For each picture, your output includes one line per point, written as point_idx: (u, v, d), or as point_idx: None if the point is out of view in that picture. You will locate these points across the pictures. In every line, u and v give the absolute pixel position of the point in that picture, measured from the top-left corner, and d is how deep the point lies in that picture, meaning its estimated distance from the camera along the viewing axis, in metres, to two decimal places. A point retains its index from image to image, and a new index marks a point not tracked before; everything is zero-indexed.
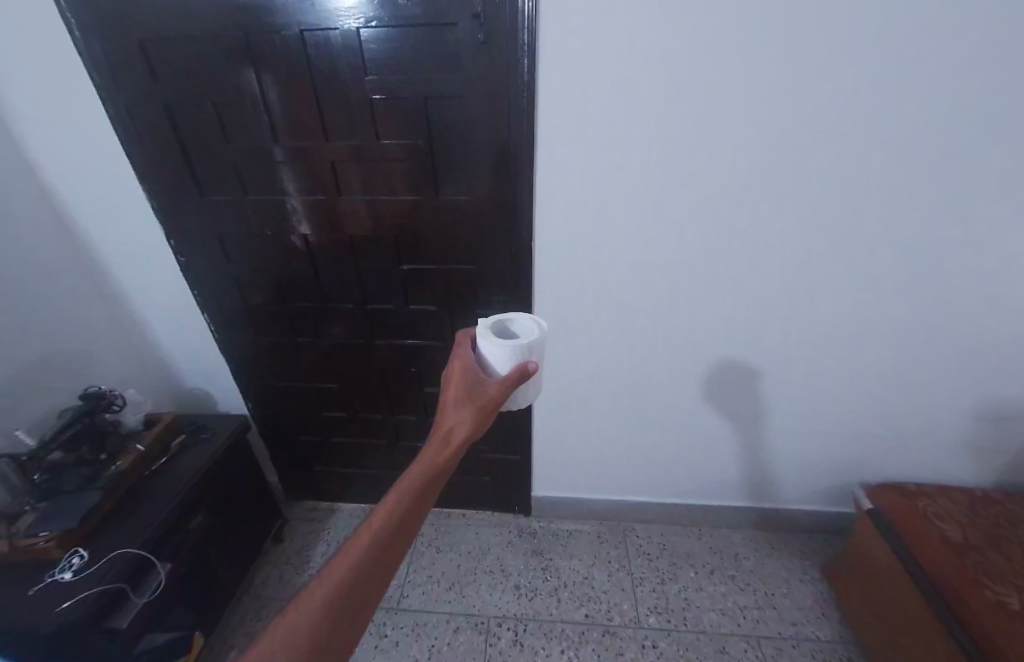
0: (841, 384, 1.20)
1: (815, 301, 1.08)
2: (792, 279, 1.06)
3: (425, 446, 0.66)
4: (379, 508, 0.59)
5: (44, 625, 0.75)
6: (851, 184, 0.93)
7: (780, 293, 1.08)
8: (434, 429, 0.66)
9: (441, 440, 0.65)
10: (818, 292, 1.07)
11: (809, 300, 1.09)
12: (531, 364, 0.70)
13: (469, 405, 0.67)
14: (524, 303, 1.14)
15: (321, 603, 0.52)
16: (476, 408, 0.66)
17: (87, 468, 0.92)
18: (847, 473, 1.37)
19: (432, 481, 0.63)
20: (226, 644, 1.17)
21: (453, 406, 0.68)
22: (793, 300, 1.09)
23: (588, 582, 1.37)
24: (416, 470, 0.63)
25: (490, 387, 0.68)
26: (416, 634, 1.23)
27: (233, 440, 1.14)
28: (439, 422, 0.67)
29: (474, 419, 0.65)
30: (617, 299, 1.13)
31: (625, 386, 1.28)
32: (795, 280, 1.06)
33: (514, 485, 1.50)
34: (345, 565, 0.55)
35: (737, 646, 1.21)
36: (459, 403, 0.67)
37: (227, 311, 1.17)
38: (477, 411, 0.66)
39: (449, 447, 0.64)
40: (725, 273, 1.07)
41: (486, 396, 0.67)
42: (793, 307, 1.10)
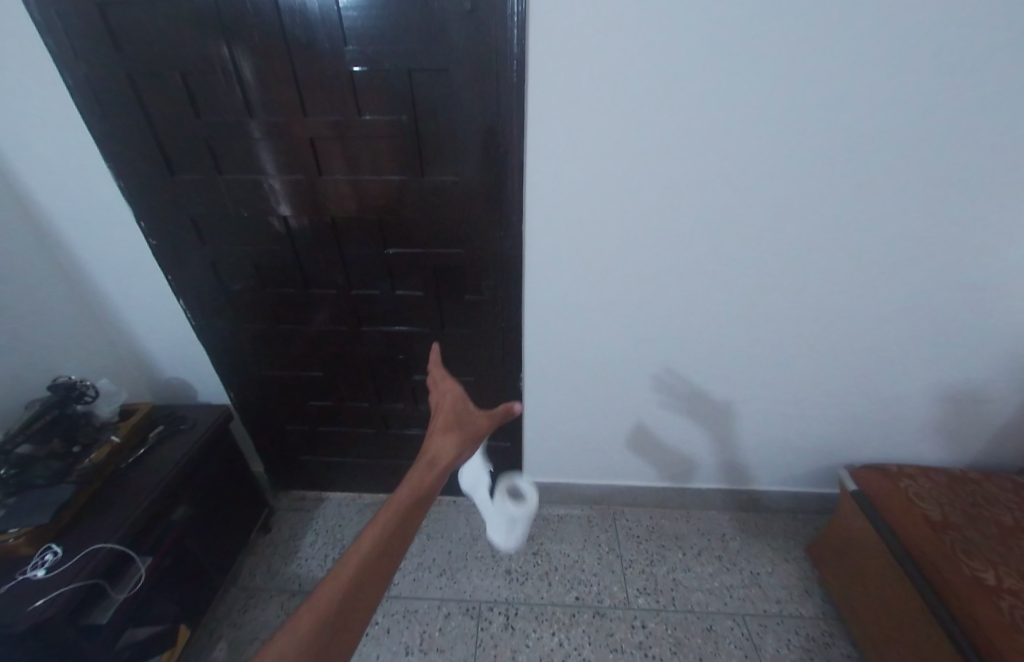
0: (835, 362, 1.14)
1: (812, 277, 1.02)
2: (787, 249, 0.98)
3: (410, 470, 0.63)
4: (366, 532, 0.56)
5: (17, 624, 0.72)
6: (852, 165, 0.88)
7: (775, 261, 1.00)
8: (421, 452, 0.64)
9: (428, 461, 0.63)
10: (816, 261, 0.99)
11: (804, 274, 1.01)
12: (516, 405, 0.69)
13: (458, 431, 0.68)
14: (512, 287, 1.07)
15: (308, 634, 0.48)
16: (465, 434, 0.67)
17: (57, 463, 0.88)
18: (831, 453, 1.32)
19: (419, 504, 0.60)
20: (214, 635, 1.17)
21: (441, 430, 0.68)
22: (788, 271, 1.01)
23: (578, 565, 1.33)
24: (405, 490, 0.60)
25: (478, 416, 0.70)
26: (407, 620, 1.20)
27: (213, 430, 1.13)
28: (426, 446, 0.66)
29: (463, 443, 0.66)
30: (604, 274, 1.05)
31: (615, 367, 1.21)
32: (786, 253, 0.99)
33: (505, 470, 1.45)
34: (333, 591, 0.51)
35: (723, 624, 1.18)
36: (448, 428, 0.68)
37: (205, 297, 1.14)
38: (466, 436, 0.67)
39: (439, 468, 0.63)
40: (719, 254, 1.00)
41: (475, 424, 0.69)
42: (784, 284, 1.03)
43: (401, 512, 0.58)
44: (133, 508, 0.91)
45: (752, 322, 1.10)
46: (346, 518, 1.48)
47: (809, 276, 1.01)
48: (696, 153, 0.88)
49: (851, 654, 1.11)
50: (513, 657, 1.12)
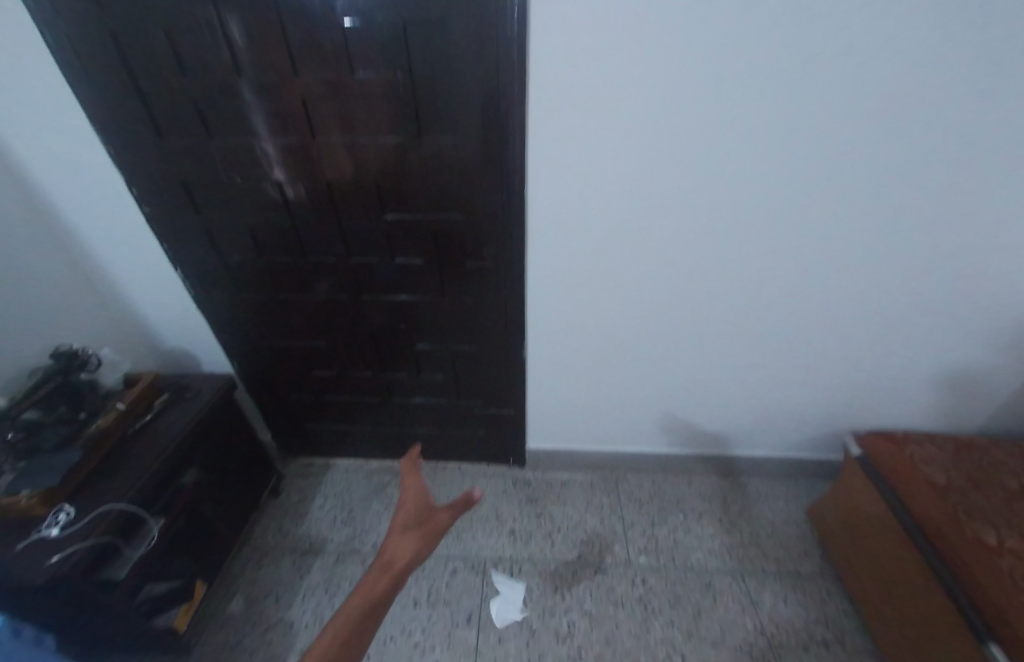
0: (846, 329, 1.11)
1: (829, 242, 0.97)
2: (804, 211, 0.93)
3: (365, 576, 0.70)
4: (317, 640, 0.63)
5: (35, 577, 0.74)
6: (885, 121, 0.81)
7: (791, 224, 0.95)
8: (377, 558, 0.71)
9: (381, 567, 0.70)
10: (836, 224, 0.94)
11: (821, 238, 0.97)
12: (474, 493, 0.74)
13: (414, 532, 0.74)
14: (515, 252, 1.03)
15: None
16: (421, 535, 0.74)
17: (65, 429, 0.88)
18: (837, 419, 1.31)
19: (370, 616, 0.67)
20: (229, 590, 1.22)
21: (399, 532, 0.74)
22: (804, 234, 0.96)
23: (581, 526, 1.36)
24: (356, 602, 0.67)
25: (436, 515, 0.76)
26: (414, 575, 1.24)
27: (218, 398, 1.14)
28: (383, 550, 0.73)
29: (416, 546, 0.72)
30: (611, 237, 1.01)
31: (619, 333, 1.18)
32: (803, 216, 0.94)
33: (509, 437, 1.46)
34: None
35: (722, 580, 1.21)
36: (406, 529, 0.75)
37: (204, 267, 1.12)
38: (421, 538, 0.73)
39: (390, 574, 0.70)
40: (732, 216, 0.95)
41: (431, 524, 0.75)
42: (799, 248, 0.99)
43: (353, 622, 0.66)
44: (143, 471, 0.93)
45: (762, 287, 1.06)
46: (353, 483, 1.51)
47: (826, 239, 0.97)
48: (713, 108, 0.82)
49: (846, 609, 1.14)
50: (518, 609, 1.17)
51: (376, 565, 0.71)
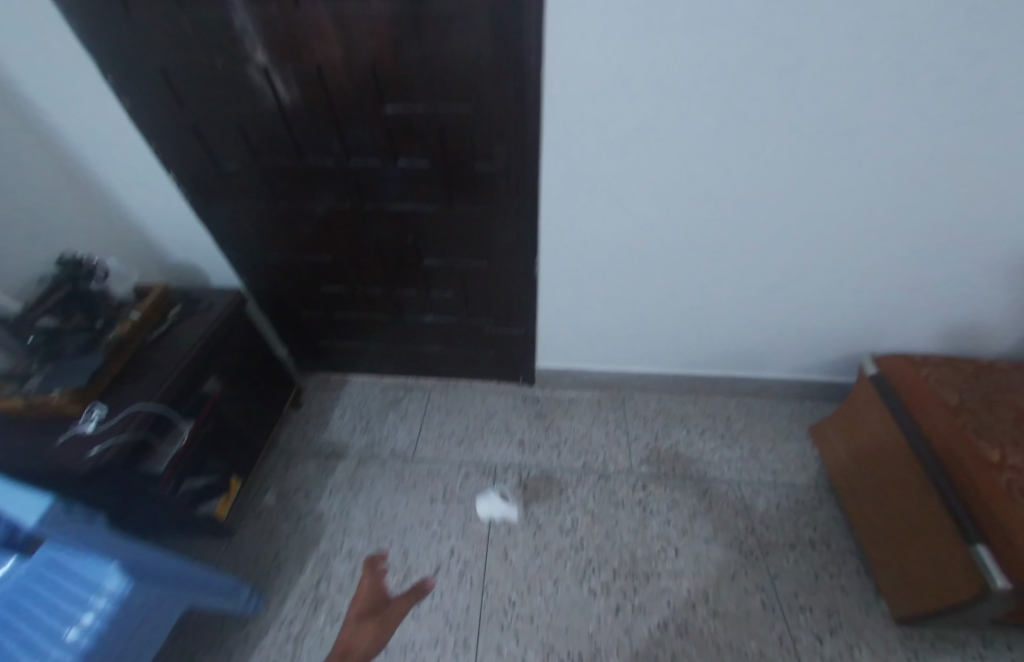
0: (882, 247, 1.04)
1: (882, 145, 0.86)
2: (860, 106, 0.81)
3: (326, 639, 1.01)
4: None
5: (79, 465, 0.81)
6: None
7: (843, 122, 0.84)
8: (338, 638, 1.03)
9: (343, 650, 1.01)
10: (895, 122, 0.83)
11: (874, 140, 0.86)
12: (427, 580, 1.13)
13: (371, 621, 1.06)
14: (528, 156, 0.94)
15: None
16: (376, 623, 1.06)
17: (84, 335, 0.92)
18: (855, 342, 1.28)
19: None
20: (262, 486, 1.33)
21: (358, 620, 1.06)
22: (854, 135, 0.85)
23: (587, 438, 1.42)
24: None
25: (392, 607, 1.08)
26: (431, 478, 1.34)
27: (231, 309, 1.15)
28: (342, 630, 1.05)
29: (372, 633, 1.04)
30: (635, 139, 0.90)
31: (636, 249, 1.12)
32: (859, 109, 0.82)
33: (518, 356, 1.47)
34: None
35: (719, 488, 1.28)
36: (364, 616, 1.07)
37: (197, 171, 1.05)
38: (376, 626, 1.05)
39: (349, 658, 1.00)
40: (777, 111, 0.83)
41: (384, 616, 1.07)
42: (846, 152, 0.88)
43: None
44: (166, 378, 0.96)
45: (797, 199, 0.97)
46: (369, 397, 1.57)
47: (879, 142, 0.86)
48: None
49: (836, 516, 1.20)
50: (526, 508, 1.26)
51: (338, 652, 1.01)
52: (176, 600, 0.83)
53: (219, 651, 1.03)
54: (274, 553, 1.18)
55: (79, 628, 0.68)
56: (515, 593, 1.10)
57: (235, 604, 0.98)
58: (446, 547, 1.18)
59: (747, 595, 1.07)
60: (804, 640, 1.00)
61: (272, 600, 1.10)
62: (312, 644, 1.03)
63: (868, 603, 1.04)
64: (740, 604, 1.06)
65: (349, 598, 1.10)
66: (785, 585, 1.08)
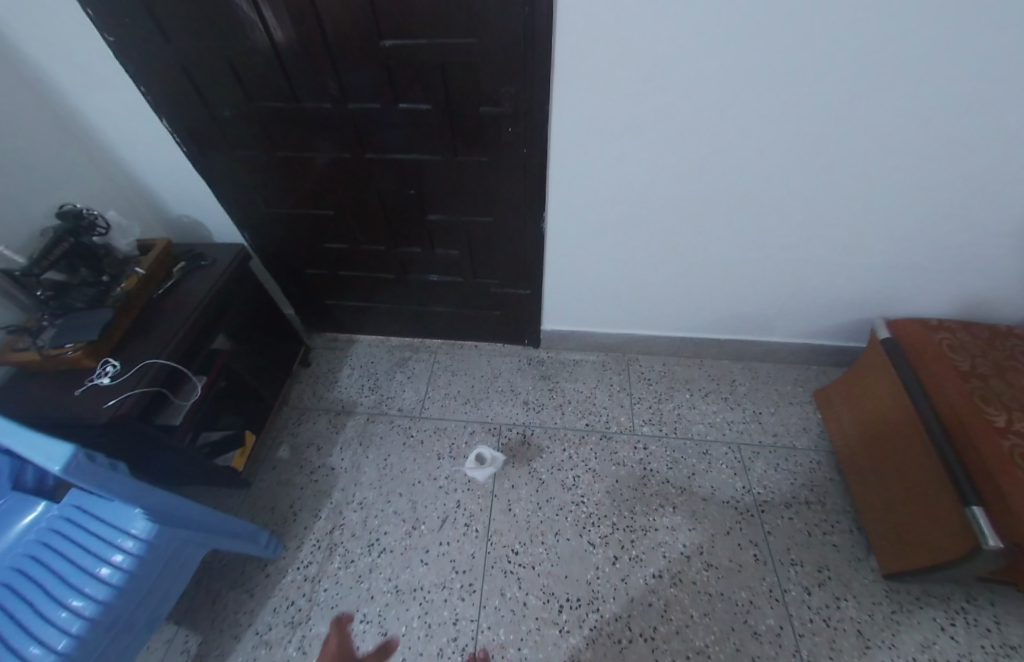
0: (906, 206, 0.99)
1: (918, 93, 0.80)
2: (903, 43, 0.74)
3: None
4: None
5: (97, 417, 0.83)
6: None
7: (880, 65, 0.77)
8: None
9: None
10: (937, 66, 0.76)
11: (909, 88, 0.80)
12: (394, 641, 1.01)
13: None
14: (537, 101, 0.88)
15: None
16: None
17: (92, 290, 0.92)
18: (868, 306, 1.25)
19: None
20: (274, 440, 1.38)
21: None
22: (889, 82, 0.79)
23: (590, 399, 1.44)
24: None
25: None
26: (438, 434, 1.37)
27: (235, 266, 1.14)
28: None
29: None
30: (651, 83, 0.85)
31: (647, 207, 1.08)
32: (901, 48, 0.75)
33: (524, 318, 1.47)
34: None
35: (719, 449, 1.30)
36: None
37: (190, 118, 1.00)
38: None
39: None
40: (808, 51, 0.77)
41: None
42: (879, 102, 0.82)
43: None
44: (174, 333, 0.97)
45: (819, 153, 0.92)
46: (377, 357, 1.59)
47: (919, 88, 0.79)
48: None
49: (834, 477, 1.23)
50: (530, 464, 1.30)
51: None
52: (200, 542, 0.87)
53: (241, 589, 1.10)
54: (290, 502, 1.24)
55: (111, 566, 0.72)
56: (518, 543, 1.15)
57: (257, 549, 1.05)
58: (452, 499, 1.23)
59: (741, 550, 1.11)
60: (793, 591, 1.04)
61: (289, 544, 1.16)
62: (328, 585, 1.09)
63: (858, 559, 1.08)
64: (733, 556, 1.10)
65: (360, 544, 1.16)
66: (778, 541, 1.12)
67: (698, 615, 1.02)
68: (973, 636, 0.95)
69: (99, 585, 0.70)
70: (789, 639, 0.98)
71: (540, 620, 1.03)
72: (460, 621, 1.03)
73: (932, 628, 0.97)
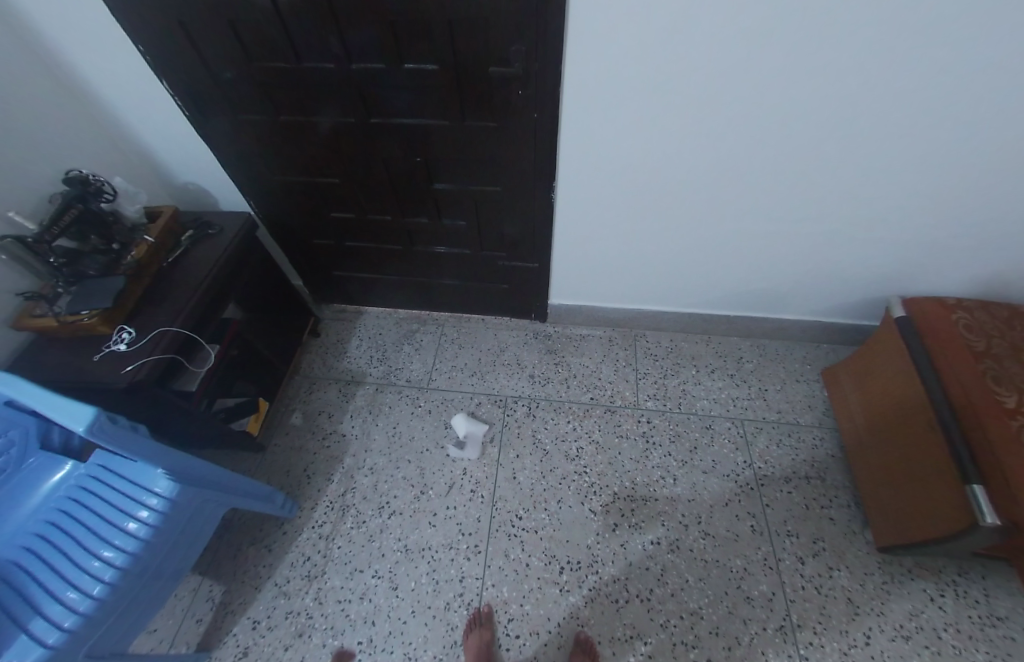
0: (935, 181, 0.94)
1: (964, 58, 0.74)
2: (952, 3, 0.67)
3: None
4: None
5: (117, 382, 0.86)
6: None
7: (925, 27, 0.71)
8: None
9: None
10: (988, 28, 0.69)
11: (954, 53, 0.73)
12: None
13: None
14: (549, 63, 0.84)
15: None
16: None
17: (103, 258, 0.93)
18: (884, 284, 1.22)
19: None
20: (287, 406, 1.42)
21: None
22: (931, 46, 0.73)
23: (595, 374, 1.45)
24: None
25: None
26: (445, 405, 1.40)
27: (243, 234, 1.14)
28: None
29: None
30: (671, 44, 0.79)
31: (660, 177, 1.05)
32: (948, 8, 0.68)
33: (531, 291, 1.46)
34: None
35: (722, 424, 1.31)
36: None
37: (191, 79, 0.97)
38: None
39: None
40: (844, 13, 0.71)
41: None
42: (916, 68, 0.76)
43: None
44: (185, 301, 0.98)
45: (845, 123, 0.87)
46: (385, 328, 1.60)
47: (963, 53, 0.73)
48: None
49: (835, 454, 1.24)
50: (534, 435, 1.32)
51: None
52: (219, 501, 0.90)
53: (260, 545, 1.16)
54: (303, 466, 1.29)
55: (138, 521, 0.76)
56: (522, 509, 1.19)
57: (272, 509, 1.09)
58: (459, 467, 1.27)
59: (739, 521, 1.14)
60: (787, 560, 1.07)
61: (303, 505, 1.22)
62: (341, 543, 1.15)
63: (854, 532, 1.11)
64: (731, 527, 1.13)
65: (371, 506, 1.21)
66: (776, 513, 1.14)
67: (693, 579, 1.06)
68: (962, 606, 0.98)
69: (128, 538, 0.75)
70: (780, 604, 1.02)
71: (541, 580, 1.08)
72: (466, 578, 1.09)
73: (921, 598, 1.00)
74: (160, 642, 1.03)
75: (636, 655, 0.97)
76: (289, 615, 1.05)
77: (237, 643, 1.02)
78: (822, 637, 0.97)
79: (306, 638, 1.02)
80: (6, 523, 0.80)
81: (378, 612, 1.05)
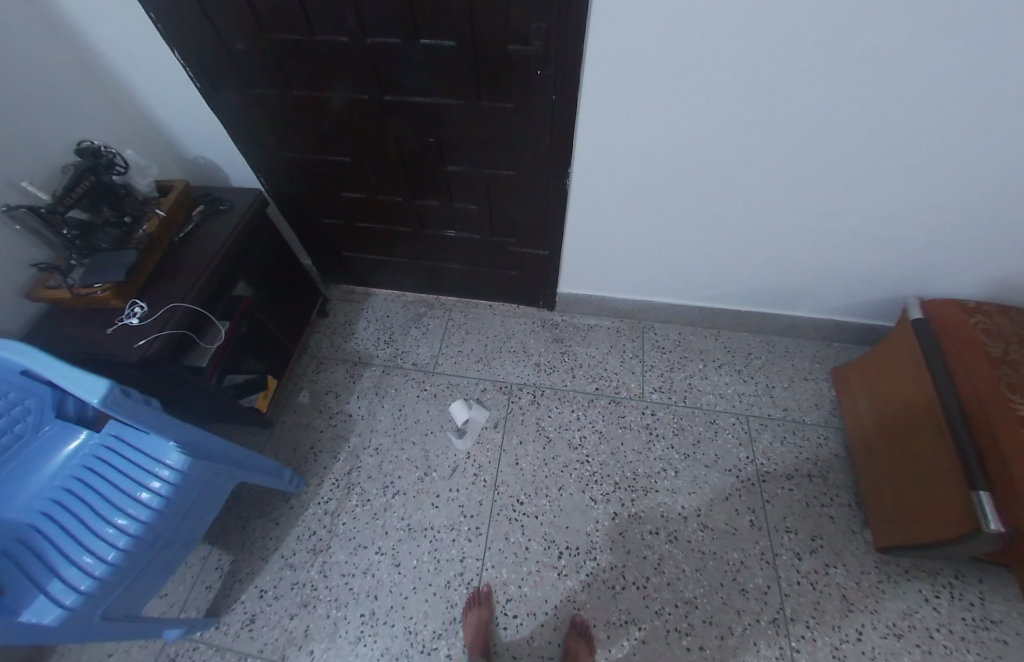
0: (963, 181, 0.91)
1: (1015, 52, 0.69)
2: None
3: None
4: None
5: (130, 355, 0.87)
6: None
7: (973, 18, 0.66)
8: None
9: None
10: None
11: (1004, 45, 0.68)
12: None
13: None
14: (570, 46, 0.81)
15: None
16: None
17: (116, 230, 0.93)
18: (903, 284, 1.20)
19: None
20: (294, 384, 1.43)
21: None
22: (970, 44, 0.69)
23: (602, 364, 1.44)
24: None
25: None
26: (449, 389, 1.41)
27: (254, 212, 1.13)
28: None
29: None
30: (697, 27, 0.75)
31: (679, 167, 1.02)
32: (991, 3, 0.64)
33: (540, 278, 1.44)
34: None
35: (726, 418, 1.31)
36: None
37: (202, 51, 0.95)
38: None
39: None
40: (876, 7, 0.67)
41: None
42: (952, 67, 0.73)
43: None
44: (196, 277, 0.98)
45: (877, 117, 0.83)
46: (392, 310, 1.61)
47: (1004, 51, 0.69)
48: None
49: (839, 454, 1.24)
50: (539, 422, 1.33)
51: None
52: (229, 475, 0.92)
53: (267, 518, 1.20)
54: (311, 443, 1.31)
55: (149, 492, 0.78)
56: (523, 494, 1.21)
57: (280, 483, 1.12)
58: (462, 451, 1.28)
59: (738, 515, 1.15)
60: (785, 555, 1.08)
61: (310, 481, 1.25)
62: (346, 519, 1.18)
63: (853, 531, 1.11)
64: (730, 521, 1.14)
65: (376, 485, 1.23)
66: (775, 509, 1.15)
67: (689, 569, 1.08)
68: (956, 608, 0.99)
69: (140, 508, 0.77)
70: (775, 597, 1.03)
71: (540, 563, 1.10)
72: (466, 558, 1.11)
73: (916, 598, 1.01)
74: (172, 606, 1.08)
75: (630, 639, 1.00)
76: (295, 585, 1.09)
77: (244, 610, 1.06)
78: (814, 631, 0.99)
79: (311, 608, 1.06)
80: (24, 487, 0.83)
81: (380, 587, 1.08)
